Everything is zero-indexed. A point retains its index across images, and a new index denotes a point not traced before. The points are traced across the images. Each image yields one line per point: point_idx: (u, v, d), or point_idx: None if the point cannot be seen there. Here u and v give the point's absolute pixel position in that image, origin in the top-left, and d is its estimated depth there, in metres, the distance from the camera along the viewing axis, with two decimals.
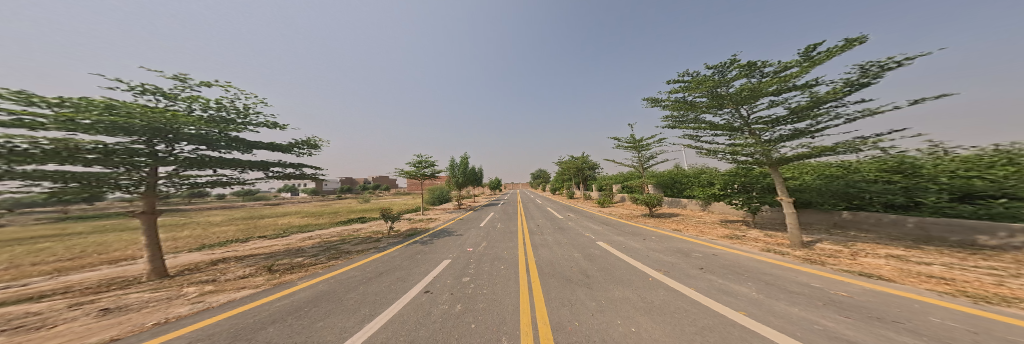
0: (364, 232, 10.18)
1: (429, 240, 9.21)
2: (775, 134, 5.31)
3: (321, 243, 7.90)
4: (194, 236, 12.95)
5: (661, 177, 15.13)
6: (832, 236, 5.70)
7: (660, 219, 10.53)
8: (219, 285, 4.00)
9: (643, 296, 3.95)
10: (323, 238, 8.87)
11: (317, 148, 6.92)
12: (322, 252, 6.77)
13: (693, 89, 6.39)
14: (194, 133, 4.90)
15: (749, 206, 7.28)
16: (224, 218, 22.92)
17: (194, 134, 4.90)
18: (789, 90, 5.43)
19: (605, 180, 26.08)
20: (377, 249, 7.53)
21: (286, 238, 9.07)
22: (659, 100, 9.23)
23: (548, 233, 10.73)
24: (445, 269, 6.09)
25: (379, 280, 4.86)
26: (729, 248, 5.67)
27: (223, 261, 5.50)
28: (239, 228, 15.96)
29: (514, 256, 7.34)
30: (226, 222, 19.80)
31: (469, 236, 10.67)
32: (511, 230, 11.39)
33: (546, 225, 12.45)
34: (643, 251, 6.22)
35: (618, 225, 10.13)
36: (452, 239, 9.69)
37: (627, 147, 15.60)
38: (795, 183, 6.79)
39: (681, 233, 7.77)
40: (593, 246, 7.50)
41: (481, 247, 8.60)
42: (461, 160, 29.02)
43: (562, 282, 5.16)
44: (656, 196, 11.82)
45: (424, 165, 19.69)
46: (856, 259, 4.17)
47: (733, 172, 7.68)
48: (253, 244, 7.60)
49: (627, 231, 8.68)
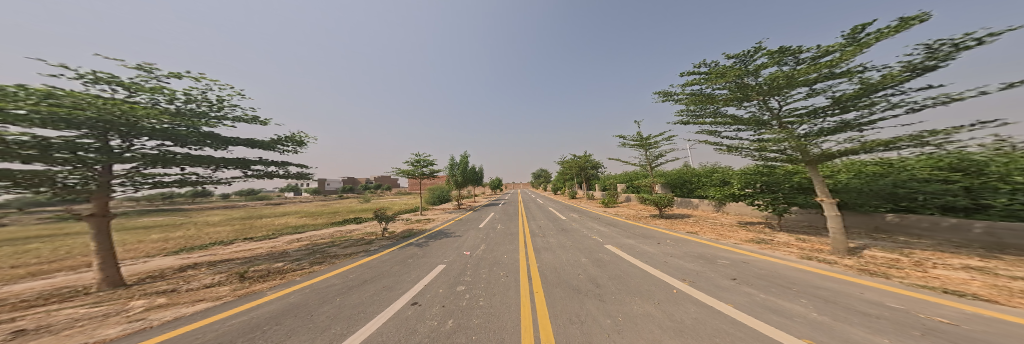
0: (356, 234, 9.64)
1: (425, 242, 8.63)
2: (814, 127, 4.63)
3: (308, 246, 7.37)
4: (185, 237, 12.54)
5: (669, 176, 14.41)
6: (878, 241, 5.05)
7: (672, 221, 9.81)
8: (175, 298, 3.41)
9: (670, 313, 3.31)
10: (313, 240, 8.36)
11: (303, 145, 6.42)
12: (307, 256, 6.25)
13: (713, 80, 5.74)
14: (156, 127, 4.39)
15: (774, 208, 6.60)
16: (220, 218, 22.53)
17: (156, 127, 4.37)
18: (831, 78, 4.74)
19: (609, 180, 25.36)
20: (367, 252, 6.98)
21: (273, 240, 8.56)
22: (670, 94, 8.54)
23: (551, 235, 10.14)
24: (439, 277, 5.51)
25: (361, 289, 4.30)
26: (758, 254, 5.00)
27: (193, 267, 4.96)
28: (234, 228, 15.54)
29: (515, 261, 6.75)
30: (224, 222, 19.54)
31: (468, 238, 10.09)
32: (512, 232, 10.80)
33: (548, 226, 11.80)
34: (658, 256, 5.60)
35: (627, 227, 9.50)
36: (450, 242, 9.12)
37: (634, 145, 14.89)
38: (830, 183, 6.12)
39: (697, 235, 7.10)
40: (602, 250, 6.91)
41: (479, 250, 8.02)
42: (461, 159, 28.40)
43: (569, 293, 4.56)
44: (666, 195, 11.12)
45: (422, 164, 19.16)
46: (927, 271, 3.51)
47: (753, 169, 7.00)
48: (236, 247, 7.09)
49: (638, 233, 8.02)
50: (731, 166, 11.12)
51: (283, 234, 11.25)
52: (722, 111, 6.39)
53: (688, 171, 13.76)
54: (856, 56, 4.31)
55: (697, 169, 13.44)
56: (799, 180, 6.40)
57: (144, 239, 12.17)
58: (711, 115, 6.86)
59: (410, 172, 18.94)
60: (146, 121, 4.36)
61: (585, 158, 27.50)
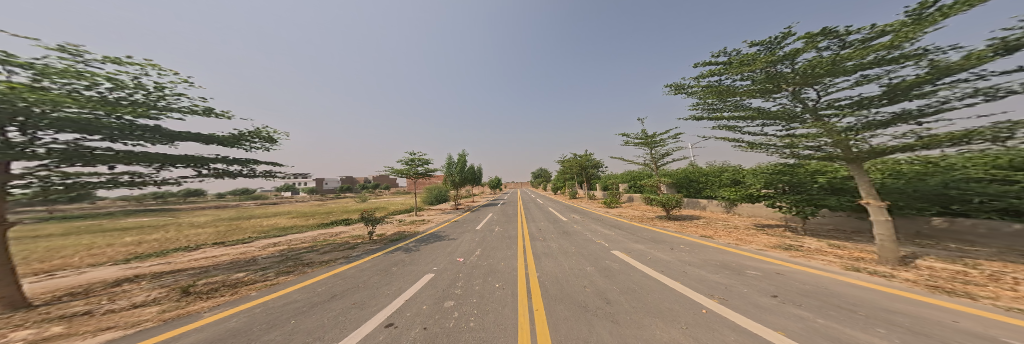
0: (341, 237, 8.92)
1: (414, 247, 7.92)
2: (863, 119, 3.98)
3: (282, 252, 6.66)
4: (162, 240, 11.78)
5: (675, 176, 13.81)
6: (928, 248, 4.39)
7: (681, 224, 9.14)
8: (75, 327, 2.73)
9: (702, 342, 2.63)
10: (291, 244, 7.64)
11: (274, 142, 5.70)
12: (276, 264, 5.55)
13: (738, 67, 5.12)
14: (66, 117, 3.76)
15: (801, 211, 5.88)
16: (208, 218, 21.72)
17: (66, 118, 3.75)
18: (886, 62, 4.08)
19: (611, 179, 24.80)
20: (347, 258, 6.28)
21: (248, 244, 7.85)
22: (684, 87, 7.90)
23: (552, 238, 9.46)
24: (423, 289, 4.80)
25: (326, 309, 3.61)
26: (791, 262, 4.33)
27: (131, 281, 4.26)
28: (219, 230, 14.79)
29: (512, 270, 6.06)
30: (212, 223, 18.78)
31: (461, 242, 9.39)
32: (510, 235, 10.09)
33: (548, 229, 11.10)
34: (675, 264, 4.93)
35: (634, 230, 8.82)
36: (442, 246, 8.42)
37: (638, 143, 14.28)
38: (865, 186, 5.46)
39: (713, 240, 6.43)
40: (609, 256, 6.22)
41: (473, 256, 7.33)
42: (459, 157, 27.79)
43: (574, 312, 3.87)
44: (675, 195, 10.46)
45: (418, 163, 18.49)
46: (1019, 289, 2.84)
47: (774, 169, 6.34)
48: (199, 254, 6.37)
49: (647, 237, 7.34)
50: (743, 165, 10.53)
51: (265, 236, 10.50)
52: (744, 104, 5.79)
53: (696, 171, 13.17)
54: (917, 37, 3.69)
55: (705, 168, 12.87)
56: (830, 181, 5.75)
57: (118, 242, 11.41)
58: (730, 109, 6.25)
59: (405, 171, 18.25)
60: (55, 111, 3.75)
61: (586, 157, 26.97)
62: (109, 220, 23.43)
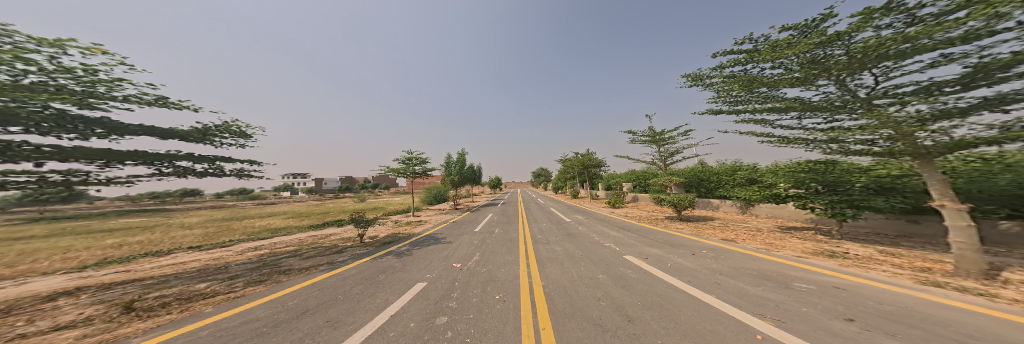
0: (330, 240, 8.30)
1: (407, 251, 7.30)
2: (938, 106, 3.38)
3: (260, 256, 6.03)
4: (143, 243, 11.14)
5: (684, 175, 13.18)
6: (1003, 257, 3.75)
7: (696, 226, 8.49)
8: None
9: None
10: (273, 248, 7.01)
11: (248, 137, 5.09)
12: (250, 271, 4.93)
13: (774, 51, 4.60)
14: None
15: (842, 214, 5.26)
16: (199, 219, 21.07)
17: None
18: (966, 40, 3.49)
19: (615, 178, 24.17)
20: (331, 265, 5.65)
21: (226, 248, 7.23)
22: (701, 79, 7.31)
23: (556, 241, 8.82)
24: (413, 301, 4.17)
25: (290, 329, 2.97)
26: (843, 273, 3.69)
27: (70, 294, 3.62)
28: (206, 231, 14.19)
29: (515, 278, 5.42)
30: (202, 224, 18.21)
31: (459, 245, 8.76)
32: (511, 238, 9.45)
33: (552, 230, 10.45)
34: (703, 274, 4.28)
35: (645, 232, 8.17)
36: (438, 250, 7.79)
37: (645, 141, 13.64)
38: (920, 182, 4.73)
39: (737, 245, 5.79)
40: (623, 263, 5.59)
41: (471, 262, 6.69)
42: (458, 156, 27.18)
43: (591, 331, 3.24)
44: (688, 195, 9.82)
45: (415, 162, 17.87)
46: None
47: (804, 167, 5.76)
48: (167, 260, 5.74)
49: (662, 241, 6.70)
50: (759, 163, 9.91)
51: (251, 239, 9.86)
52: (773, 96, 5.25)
53: (706, 169, 12.55)
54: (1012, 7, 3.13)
55: (715, 167, 12.27)
56: (873, 180, 5.12)
57: (96, 245, 10.80)
58: (759, 102, 5.70)
59: (402, 170, 17.63)
60: None
61: (588, 156, 26.39)
62: (98, 221, 22.76)
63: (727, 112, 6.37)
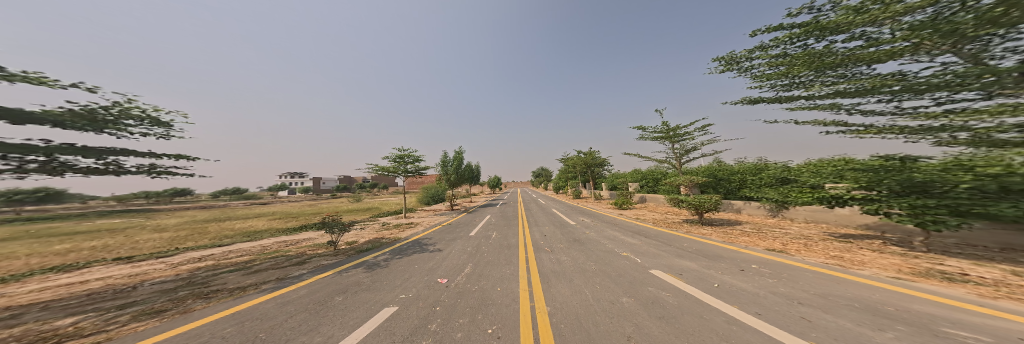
0: (297, 247, 7.08)
1: (384, 262, 6.08)
2: None
3: (195, 270, 4.82)
4: (97, 248, 9.92)
5: (699, 174, 12.13)
6: None
7: (724, 231, 7.29)
8: None
9: None
10: (221, 259, 5.78)
11: (156, 124, 4.11)
12: (164, 291, 3.72)
13: (860, 36, 4.57)
14: None
15: (941, 223, 4.29)
16: (180, 221, 19.81)
17: None
18: None
19: (619, 178, 23.20)
20: (281, 282, 4.43)
21: (164, 258, 5.97)
22: (736, 63, 6.20)
23: (563, 249, 7.63)
24: (369, 342, 2.93)
25: None
26: (1004, 311, 2.47)
27: None
28: (175, 235, 12.94)
29: (513, 304, 4.19)
30: (177, 226, 16.91)
31: (449, 254, 7.54)
32: (510, 245, 8.22)
33: (556, 236, 9.22)
34: (776, 305, 3.05)
35: (666, 239, 7.00)
36: (422, 260, 6.59)
37: (657, 137, 12.55)
38: None
39: (795, 258, 4.59)
40: (651, 281, 4.39)
41: (460, 277, 5.48)
42: (455, 155, 25.96)
43: None
44: (711, 196, 8.67)
45: (408, 160, 16.69)
46: None
47: (873, 165, 5.00)
48: (69, 275, 4.49)
49: (693, 252, 5.47)
50: (790, 161, 8.76)
51: (213, 244, 8.66)
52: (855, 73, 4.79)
53: (725, 168, 11.42)
54: None
55: (736, 165, 11.15)
56: (992, 180, 3.76)
57: (38, 251, 9.51)
58: (825, 82, 5.09)
59: (394, 168, 16.44)
60: None
61: (592, 155, 25.25)
62: (74, 222, 21.52)
63: (771, 99, 5.34)
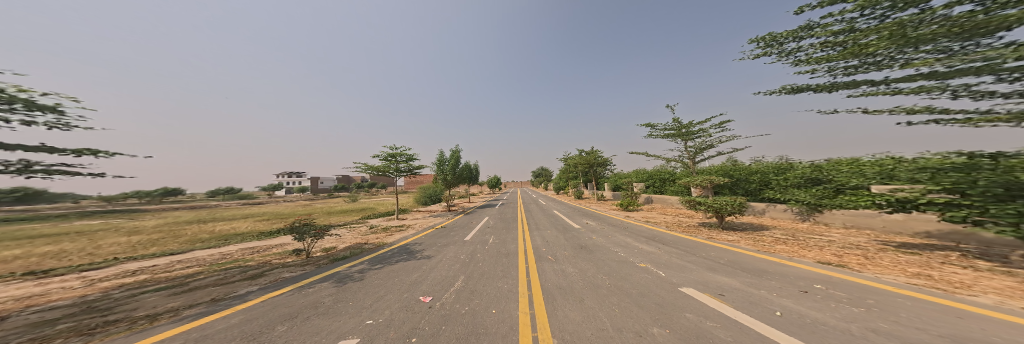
0: (260, 256, 6.11)
1: (358, 274, 5.12)
2: None
3: (110, 290, 3.84)
4: (49, 255, 8.94)
5: (714, 174, 11.24)
6: None
7: (752, 238, 6.38)
8: None
9: None
10: (159, 272, 4.81)
11: None
12: (33, 325, 2.74)
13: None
14: None
15: None
16: (161, 222, 18.81)
17: None
18: None
19: (623, 178, 22.30)
20: (214, 306, 3.47)
21: (91, 271, 4.99)
22: (777, 44, 5.31)
23: (568, 257, 6.69)
24: None
25: None
26: None
27: None
28: (146, 238, 11.95)
29: (511, 335, 3.21)
30: (154, 228, 15.91)
31: (438, 263, 6.59)
32: (507, 252, 7.26)
33: (559, 241, 8.29)
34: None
35: (688, 247, 6.08)
36: (404, 271, 5.63)
37: (668, 135, 11.65)
38: None
39: (865, 273, 3.66)
40: (686, 305, 3.44)
41: (446, 295, 4.53)
42: (451, 154, 25.01)
43: None
44: (734, 198, 7.70)
45: (400, 159, 15.75)
46: None
47: (946, 164, 4.37)
48: None
49: (726, 264, 4.54)
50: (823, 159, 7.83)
51: (174, 251, 7.69)
52: (962, 47, 3.86)
53: (743, 167, 10.52)
54: None
55: (755, 164, 10.24)
56: None
57: None
58: (911, 59, 4.29)
59: (385, 167, 15.48)
60: None
61: (594, 154, 24.33)
62: (51, 224, 20.43)
63: (822, 87, 4.57)
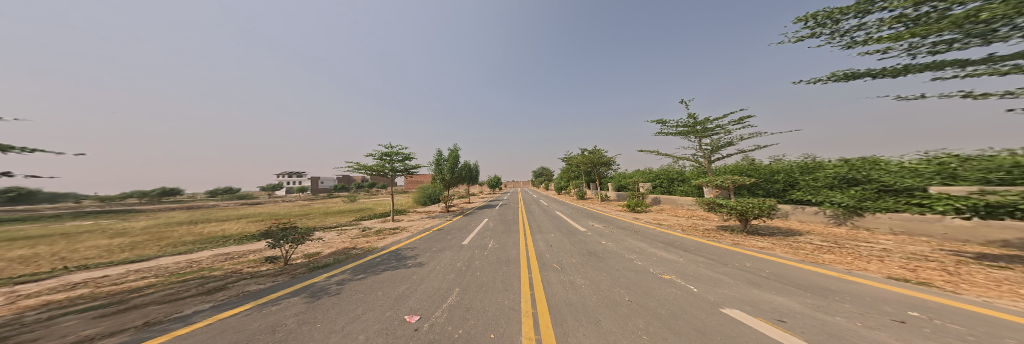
0: (230, 263, 5.38)
1: (336, 286, 4.41)
2: None
3: (21, 312, 3.11)
4: (13, 261, 8.24)
5: (730, 173, 10.54)
6: None
7: (787, 245, 5.63)
8: None
9: None
10: (101, 285, 4.08)
11: None
12: None
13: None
14: None
15: None
16: (150, 223, 18.16)
17: None
18: None
19: (628, 178, 21.58)
20: (144, 332, 2.74)
21: (24, 284, 4.26)
22: (833, 22, 4.74)
23: (577, 266, 5.97)
24: None
25: None
26: None
27: None
28: (126, 241, 11.28)
29: None
30: (141, 230, 15.26)
31: (432, 272, 5.86)
32: (509, 260, 6.54)
33: (565, 247, 7.56)
34: None
35: (716, 255, 5.34)
36: (392, 281, 4.91)
37: (681, 132, 10.93)
38: None
39: (960, 292, 2.91)
40: (739, 335, 2.70)
41: (438, 314, 3.80)
42: (451, 153, 24.29)
43: None
44: (762, 200, 6.89)
45: (396, 158, 15.05)
46: None
47: None
48: None
49: (771, 280, 3.78)
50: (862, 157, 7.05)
51: (143, 256, 6.99)
52: None
53: (764, 167, 9.72)
54: None
55: (778, 163, 9.45)
56: None
57: None
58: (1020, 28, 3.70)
59: (380, 167, 14.79)
60: None
61: (597, 153, 23.50)
62: (40, 225, 19.87)
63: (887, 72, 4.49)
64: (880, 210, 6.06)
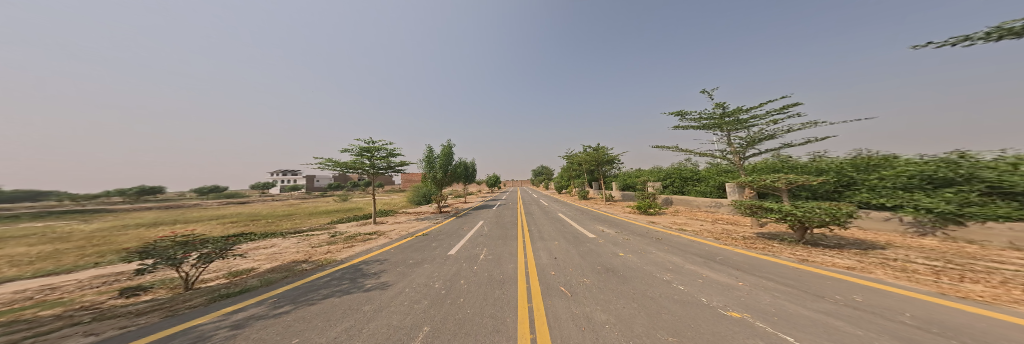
0: (97, 289, 3.70)
1: (229, 332, 2.80)
2: None
3: None
4: None
5: (773, 171, 9.13)
6: None
7: (884, 265, 4.05)
8: None
9: None
10: None
11: None
12: None
13: None
14: None
15: None
16: (109, 225, 16.41)
17: None
18: None
19: (635, 178, 20.14)
20: None
21: None
22: None
23: (594, 291, 4.39)
24: None
25: None
26: None
27: None
28: (52, 248, 9.51)
29: None
30: (89, 233, 13.45)
31: (396, 298, 4.25)
32: (503, 280, 4.94)
33: (573, 260, 6.00)
34: None
35: (792, 278, 3.80)
36: (327, 320, 3.30)
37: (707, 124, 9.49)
38: None
39: None
40: None
41: None
42: (443, 150, 22.60)
43: None
44: (834, 205, 5.03)
45: (378, 154, 13.43)
46: None
47: None
48: None
49: (937, 338, 2.24)
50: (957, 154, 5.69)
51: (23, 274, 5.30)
52: None
53: (807, 164, 8.22)
54: None
55: (824, 159, 7.97)
56: None
57: None
58: None
59: (359, 164, 13.11)
60: None
61: (601, 151, 22.02)
62: None
63: None
64: (992, 218, 4.80)
